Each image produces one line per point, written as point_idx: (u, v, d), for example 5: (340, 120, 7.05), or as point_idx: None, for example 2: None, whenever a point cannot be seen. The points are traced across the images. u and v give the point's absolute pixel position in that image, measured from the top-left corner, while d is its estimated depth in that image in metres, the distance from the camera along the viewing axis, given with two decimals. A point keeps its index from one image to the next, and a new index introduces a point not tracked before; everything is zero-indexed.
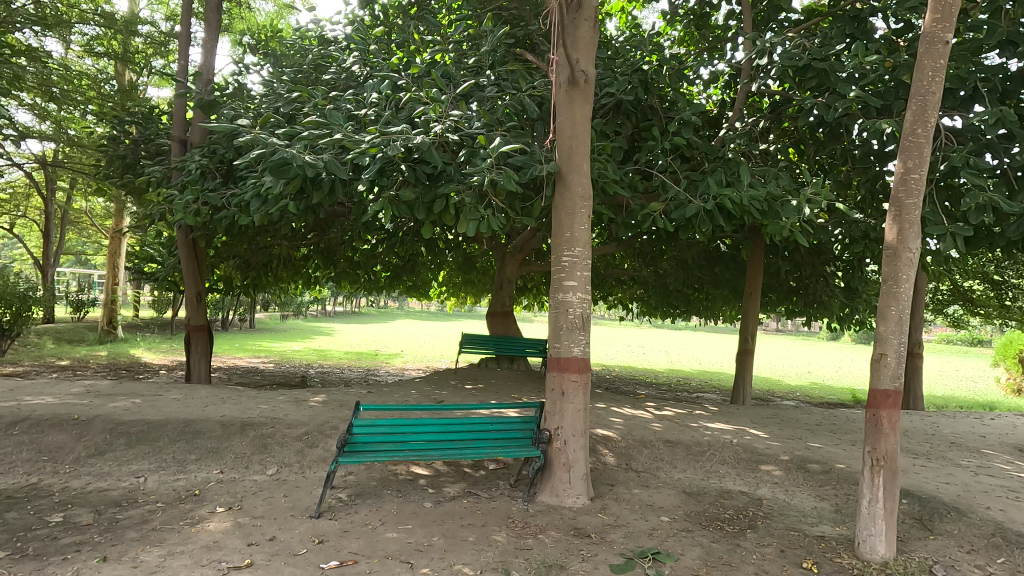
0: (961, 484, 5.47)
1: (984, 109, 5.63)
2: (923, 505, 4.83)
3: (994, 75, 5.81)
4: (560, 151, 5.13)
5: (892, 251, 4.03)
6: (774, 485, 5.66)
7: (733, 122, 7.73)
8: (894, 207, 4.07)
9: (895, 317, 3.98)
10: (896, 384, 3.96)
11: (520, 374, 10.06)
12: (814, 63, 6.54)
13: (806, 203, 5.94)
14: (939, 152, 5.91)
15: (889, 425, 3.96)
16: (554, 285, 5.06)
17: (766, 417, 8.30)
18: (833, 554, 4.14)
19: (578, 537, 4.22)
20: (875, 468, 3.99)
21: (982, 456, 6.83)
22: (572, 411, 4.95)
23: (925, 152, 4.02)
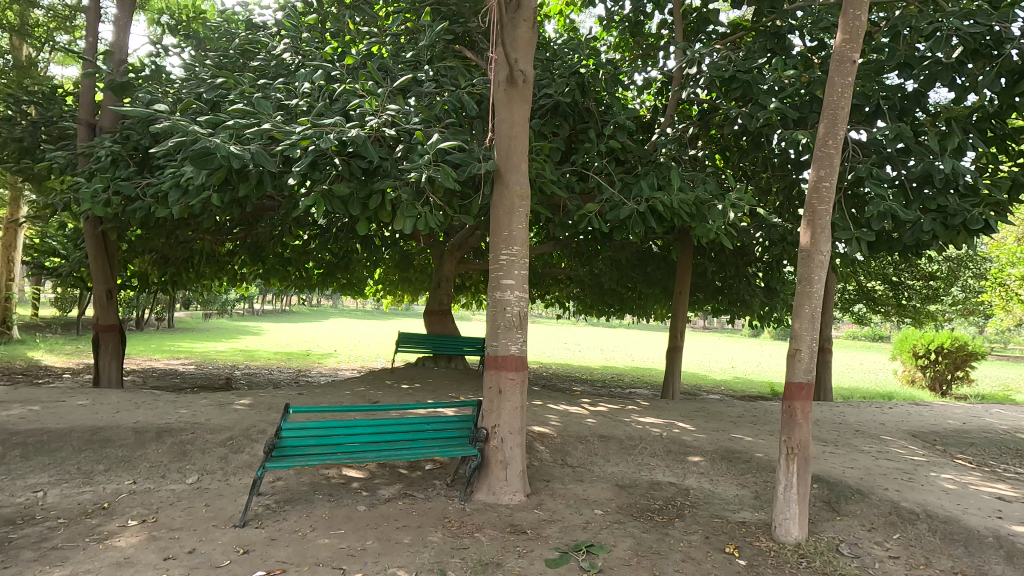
0: (863, 468, 5.97)
1: (885, 124, 6.13)
2: (832, 488, 5.23)
3: (894, 94, 6.39)
4: (498, 150, 5.15)
5: (805, 254, 4.33)
6: (700, 475, 5.94)
7: (665, 127, 7.99)
8: (807, 212, 4.38)
9: (808, 314, 4.28)
10: (808, 377, 4.25)
11: (457, 373, 10.00)
12: (739, 74, 6.88)
13: (731, 208, 6.38)
14: (847, 163, 6.41)
15: (803, 417, 4.25)
16: (492, 283, 5.06)
17: (694, 410, 8.70)
18: (753, 538, 4.40)
19: (514, 533, 4.25)
20: (789, 456, 4.27)
21: (881, 442, 7.48)
22: (509, 409, 4.98)
23: (835, 162, 4.34)
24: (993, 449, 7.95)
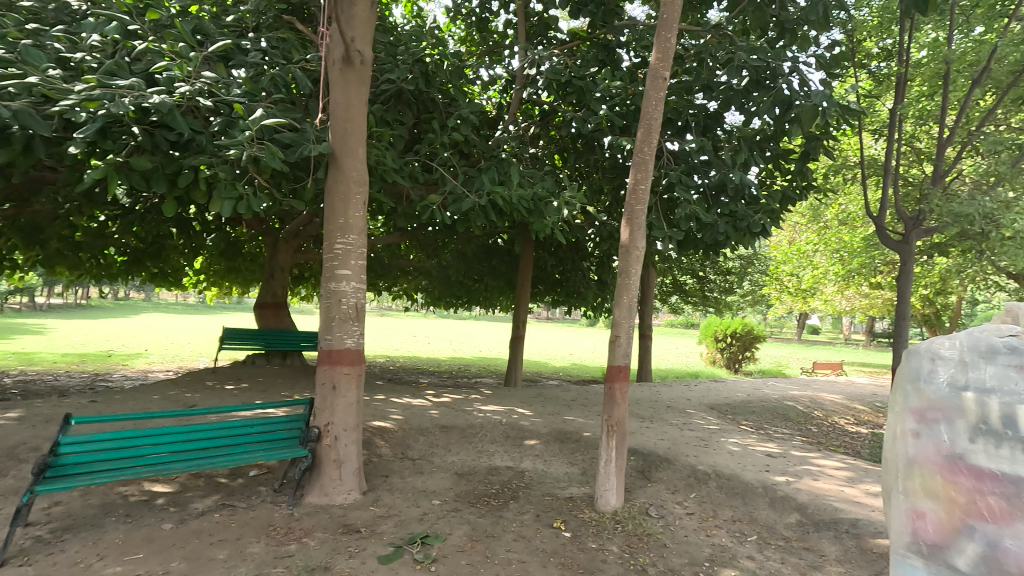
0: (671, 438, 6.80)
1: (692, 139, 7.02)
2: (645, 458, 5.88)
3: (700, 112, 7.34)
4: (333, 132, 4.86)
5: (625, 249, 4.78)
6: (535, 457, 6.28)
7: (508, 124, 8.21)
8: (627, 212, 4.84)
9: (627, 303, 4.75)
10: (625, 360, 4.71)
11: (293, 370, 9.33)
12: (574, 80, 7.35)
13: (565, 205, 6.78)
14: (662, 170, 7.20)
15: (621, 396, 4.69)
16: (327, 273, 4.78)
17: (533, 396, 9.18)
18: (577, 511, 4.77)
19: (346, 534, 4.08)
20: (610, 433, 4.70)
21: (686, 415, 8.61)
22: (344, 405, 4.76)
23: (650, 167, 4.85)
24: (768, 415, 9.60)
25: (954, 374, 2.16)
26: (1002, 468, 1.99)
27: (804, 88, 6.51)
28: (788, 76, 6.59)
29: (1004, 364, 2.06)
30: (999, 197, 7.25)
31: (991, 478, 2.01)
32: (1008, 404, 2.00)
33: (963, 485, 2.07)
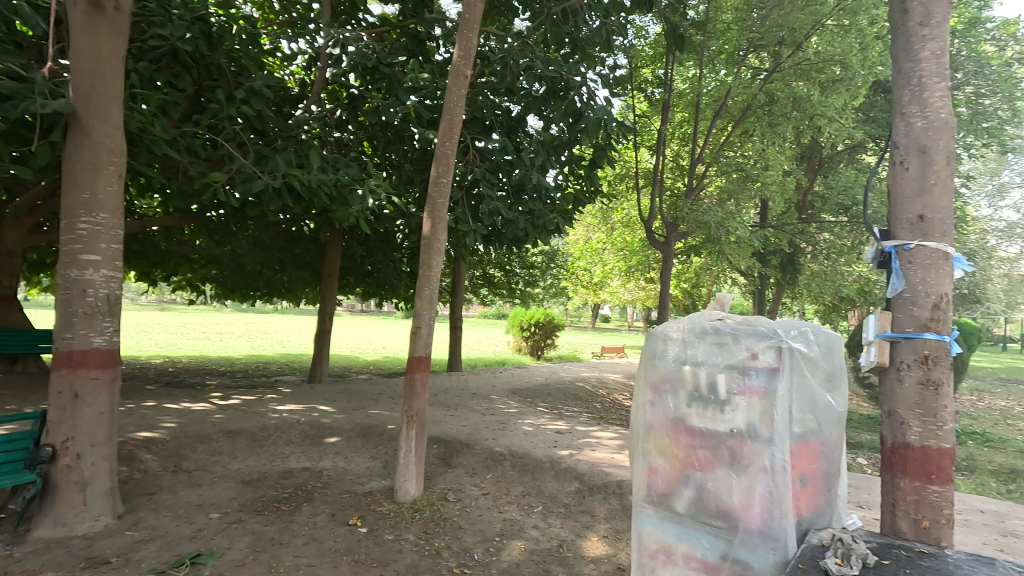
0: (473, 425, 7.09)
1: (496, 139, 7.30)
2: (446, 446, 6.07)
3: (503, 114, 7.67)
4: (73, 87, 4.00)
5: (427, 241, 4.87)
6: (335, 455, 6.03)
7: (309, 104, 7.42)
8: (429, 203, 4.91)
9: (428, 295, 4.84)
10: (426, 351, 4.81)
11: (26, 378, 7.55)
12: (381, 66, 7.11)
13: (369, 194, 6.40)
14: (468, 166, 7.31)
15: (421, 387, 4.77)
16: (64, 259, 3.94)
17: (337, 392, 8.79)
18: (376, 505, 4.71)
19: (90, 567, 3.45)
20: (410, 425, 4.74)
21: (489, 401, 9.07)
22: (90, 416, 3.97)
23: (452, 161, 4.98)
24: (561, 396, 10.59)
25: (678, 352, 2.57)
26: (706, 427, 2.45)
27: (590, 101, 7.21)
28: (578, 89, 7.25)
29: (710, 342, 2.48)
30: (728, 209, 8.91)
31: (699, 436, 2.46)
32: (711, 375, 2.44)
33: (681, 443, 2.52)
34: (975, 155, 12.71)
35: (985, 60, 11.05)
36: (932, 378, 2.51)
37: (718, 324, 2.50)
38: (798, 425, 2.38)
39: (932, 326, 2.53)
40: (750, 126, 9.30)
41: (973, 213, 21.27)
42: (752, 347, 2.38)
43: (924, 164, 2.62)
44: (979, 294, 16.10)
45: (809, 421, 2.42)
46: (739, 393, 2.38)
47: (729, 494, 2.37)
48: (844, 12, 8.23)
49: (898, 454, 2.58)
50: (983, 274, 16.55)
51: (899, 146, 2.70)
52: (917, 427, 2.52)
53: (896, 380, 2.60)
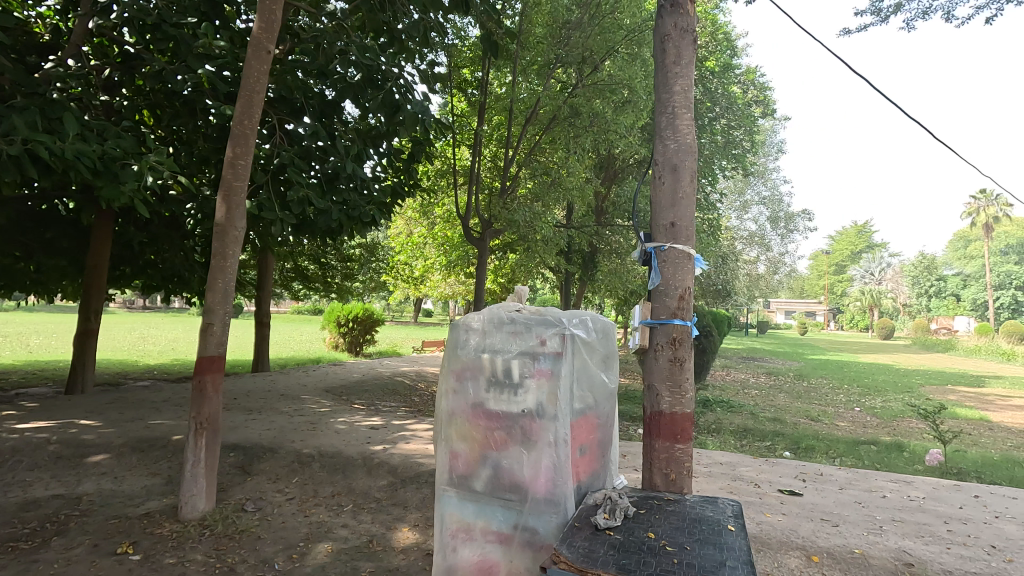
0: (278, 427, 6.66)
1: (308, 124, 6.78)
2: (246, 453, 5.67)
3: (315, 98, 7.18)
4: None
5: (221, 228, 4.51)
6: (101, 475, 5.21)
7: (64, 58, 6.15)
8: (224, 187, 4.52)
9: (222, 288, 4.52)
10: (219, 350, 4.50)
11: None
12: (164, 25, 6.05)
13: (148, 171, 5.48)
14: (274, 149, 6.66)
15: (213, 389, 4.45)
16: None
17: (107, 403, 7.54)
18: (154, 527, 4.31)
19: None
20: (199, 431, 4.40)
21: (299, 401, 8.58)
22: None
23: (251, 142, 4.63)
24: (379, 392, 10.43)
25: (479, 341, 2.73)
26: (501, 409, 2.65)
27: (408, 94, 7.12)
28: (396, 81, 7.13)
29: (506, 331, 2.68)
30: (537, 211, 9.59)
31: (495, 417, 2.66)
32: (506, 361, 2.65)
33: (480, 426, 2.69)
34: (727, 175, 15.55)
35: (733, 100, 13.45)
36: (679, 356, 3.06)
37: (514, 315, 2.71)
38: (578, 401, 2.70)
39: (679, 313, 3.08)
40: (556, 135, 10.14)
41: (726, 222, 26.00)
42: (541, 335, 2.63)
43: (676, 180, 3.16)
44: (729, 289, 19.78)
45: (586, 398, 2.77)
46: (530, 376, 2.62)
47: (521, 469, 2.60)
48: (632, 43, 9.41)
49: (654, 420, 3.10)
50: (732, 273, 20.37)
51: (659, 163, 3.22)
52: (668, 397, 3.05)
53: (653, 359, 3.12)
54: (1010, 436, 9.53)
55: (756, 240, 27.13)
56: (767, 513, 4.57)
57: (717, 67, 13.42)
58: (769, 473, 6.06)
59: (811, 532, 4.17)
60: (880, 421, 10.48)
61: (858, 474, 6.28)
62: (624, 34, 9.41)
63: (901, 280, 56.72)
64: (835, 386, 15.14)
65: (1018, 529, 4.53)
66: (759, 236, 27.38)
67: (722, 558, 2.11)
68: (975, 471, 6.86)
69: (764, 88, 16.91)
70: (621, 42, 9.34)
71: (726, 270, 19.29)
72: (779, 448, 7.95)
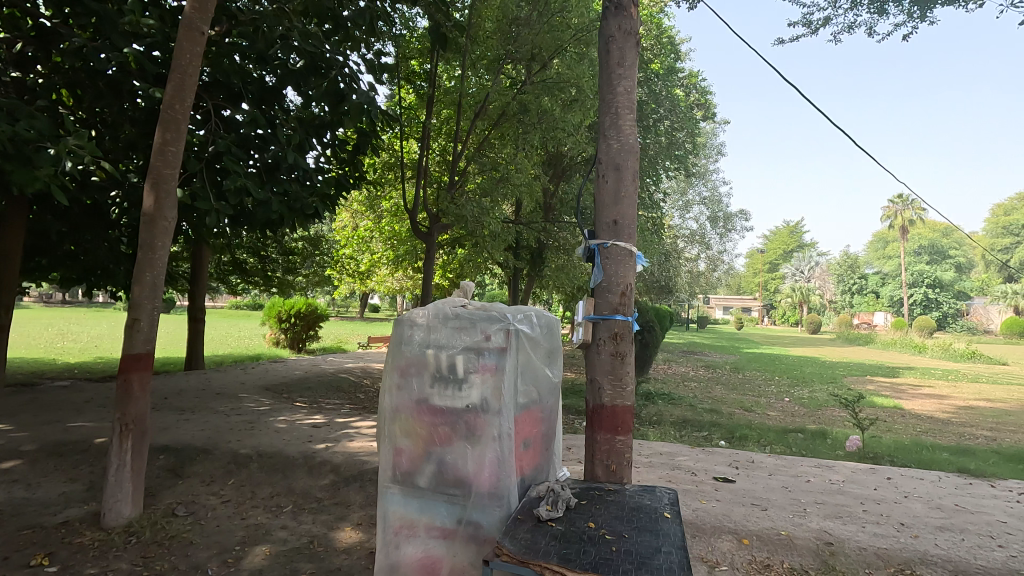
0: (213, 427, 6.38)
1: (246, 110, 6.48)
2: (177, 455, 5.41)
3: (253, 84, 6.86)
4: None
5: (149, 218, 4.25)
6: (13, 483, 4.84)
7: None
8: (152, 174, 4.27)
9: (150, 282, 4.28)
10: (146, 347, 4.26)
11: None
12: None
13: (65, 155, 5.07)
14: (209, 136, 6.32)
15: (139, 389, 4.21)
16: None
17: (19, 405, 6.99)
18: (73, 536, 4.04)
19: None
20: (123, 433, 4.15)
21: (236, 400, 8.23)
22: None
23: (183, 128, 4.39)
24: (322, 389, 10.15)
25: (424, 337, 2.71)
26: (445, 404, 2.64)
27: (353, 84, 6.93)
28: (341, 70, 6.92)
29: (451, 326, 2.68)
30: (485, 206, 9.58)
31: (439, 413, 2.65)
32: (451, 356, 2.65)
33: (424, 422, 2.67)
34: (671, 176, 16.04)
35: (676, 102, 13.87)
36: (620, 351, 3.14)
37: (459, 311, 2.71)
38: (522, 396, 2.74)
39: (620, 309, 3.18)
40: (505, 131, 10.14)
41: (669, 221, 26.82)
42: (486, 330, 2.64)
43: (619, 179, 3.25)
44: (671, 285, 20.46)
45: (531, 392, 2.80)
46: (474, 371, 2.62)
47: (465, 463, 2.60)
48: (580, 42, 9.51)
49: (596, 413, 3.18)
50: (674, 270, 21.07)
51: (602, 162, 3.29)
52: (609, 390, 3.13)
53: (595, 353, 3.19)
54: (919, 422, 10.38)
55: (697, 238, 28.14)
56: (702, 500, 4.78)
57: (662, 70, 13.80)
58: (705, 462, 6.33)
59: (742, 516, 4.40)
60: (807, 411, 11.15)
61: (785, 461, 6.67)
62: (572, 33, 9.48)
63: (828, 278, 60.39)
64: (767, 378, 15.98)
65: (923, 507, 4.95)
66: (699, 234, 28.42)
67: (658, 544, 2.20)
68: (889, 455, 7.42)
69: (704, 93, 17.53)
70: (569, 41, 9.42)
71: (668, 267, 19.93)
72: (715, 438, 8.31)
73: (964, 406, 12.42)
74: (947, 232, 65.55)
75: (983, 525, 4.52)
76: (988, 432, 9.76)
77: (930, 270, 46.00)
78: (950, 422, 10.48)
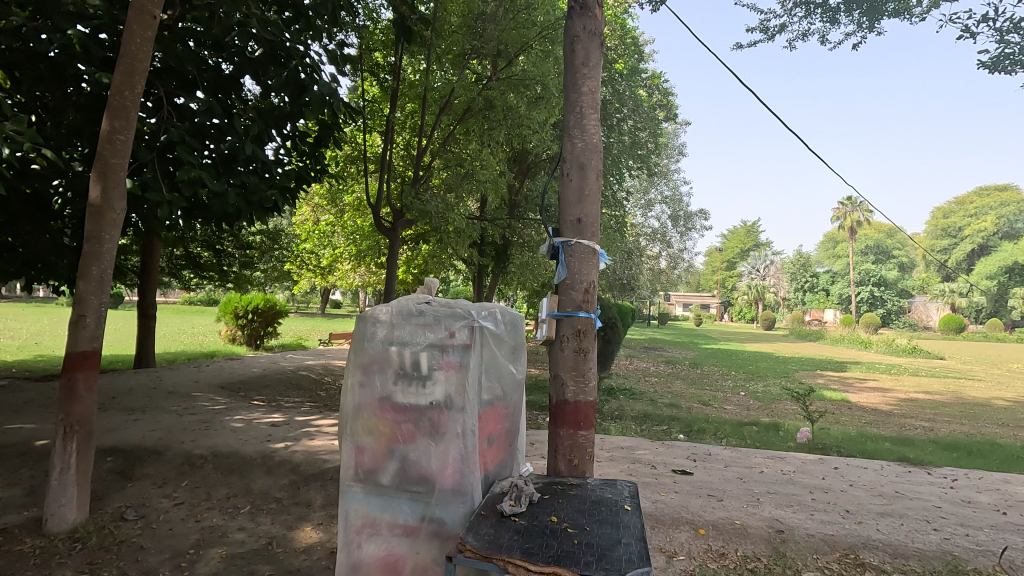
0: (165, 428, 6.13)
1: (201, 99, 6.25)
2: (127, 458, 5.19)
3: (207, 72, 6.58)
4: None
5: (96, 210, 4.05)
6: None
7: None
8: (99, 164, 4.06)
9: (96, 276, 4.08)
10: (93, 345, 4.07)
11: None
12: None
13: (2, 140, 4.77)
14: (162, 125, 6.08)
15: (85, 389, 4.02)
16: None
17: None
18: (12, 544, 3.84)
19: None
20: (67, 435, 3.95)
21: (190, 399, 7.94)
22: None
23: (133, 116, 4.20)
24: (281, 387, 9.90)
25: (387, 334, 2.68)
26: (409, 402, 2.62)
27: (314, 74, 6.76)
28: (301, 60, 6.76)
29: (415, 324, 2.66)
30: (449, 202, 9.53)
31: (403, 410, 2.63)
32: (414, 354, 2.63)
33: (387, 420, 2.64)
34: (633, 175, 16.29)
35: (639, 102, 14.09)
36: (583, 347, 3.19)
37: (422, 307, 2.69)
38: (486, 392, 2.75)
39: (584, 306, 3.22)
40: (469, 127, 10.10)
41: (632, 219, 27.17)
42: (450, 327, 2.63)
43: (582, 178, 3.28)
44: (633, 283, 20.79)
45: (495, 389, 2.82)
46: (439, 368, 2.61)
47: (428, 461, 2.59)
48: (546, 40, 9.54)
49: (559, 409, 3.22)
50: (636, 268, 21.45)
51: (566, 161, 3.32)
52: (572, 387, 3.17)
53: (559, 350, 3.23)
54: (864, 414, 10.90)
55: (659, 236, 28.64)
56: (662, 492, 4.90)
57: (626, 70, 13.95)
58: (664, 455, 6.49)
59: (699, 507, 4.54)
60: (762, 404, 11.56)
61: (740, 453, 6.90)
62: (538, 30, 9.49)
63: (781, 276, 62.62)
64: (724, 373, 16.47)
65: (867, 494, 5.22)
66: (660, 233, 28.93)
67: (618, 536, 2.25)
68: (836, 446, 7.78)
69: (667, 94, 17.83)
70: (535, 38, 9.43)
71: (630, 264, 20.27)
72: (674, 432, 8.52)
73: (905, 399, 13.13)
74: (891, 233, 68.87)
75: (921, 510, 4.80)
76: (926, 423, 10.35)
77: (875, 269, 48.35)
78: (891, 413, 11.06)
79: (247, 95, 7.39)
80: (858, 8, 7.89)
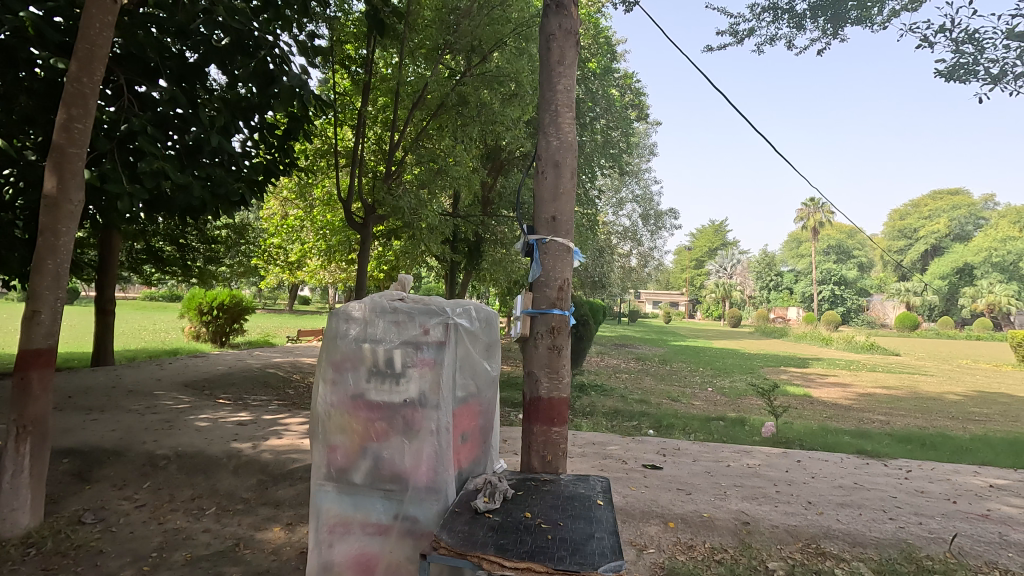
0: (125, 428, 5.93)
1: (164, 89, 6.03)
2: (85, 459, 5.01)
3: (170, 59, 6.34)
4: None
5: (51, 202, 3.88)
6: None
7: None
8: (54, 154, 3.88)
9: (52, 271, 3.90)
10: (48, 342, 3.90)
11: None
12: None
13: None
14: (122, 114, 5.85)
15: (39, 388, 3.85)
16: None
17: None
18: None
19: None
20: (20, 436, 3.79)
21: (152, 398, 7.70)
22: None
23: (92, 104, 4.04)
24: (248, 385, 9.68)
25: (360, 332, 2.64)
26: (383, 399, 2.60)
27: (284, 65, 6.61)
28: (270, 50, 6.62)
29: (389, 321, 2.63)
30: (421, 197, 9.44)
31: (376, 408, 2.60)
32: (388, 351, 2.60)
33: (360, 418, 2.61)
34: (606, 174, 16.46)
35: (612, 102, 14.25)
36: (557, 344, 3.21)
37: (397, 304, 2.66)
38: (460, 389, 2.75)
39: (558, 303, 3.24)
40: (443, 122, 10.00)
41: (604, 218, 27.52)
42: (425, 324, 2.62)
43: (557, 176, 3.30)
44: (605, 280, 21.02)
45: (469, 386, 2.81)
46: (413, 366, 2.59)
47: (400, 459, 2.57)
48: (520, 37, 9.52)
49: (533, 406, 3.23)
50: (608, 266, 21.76)
51: (541, 160, 3.33)
52: (546, 383, 3.19)
53: (533, 347, 3.25)
54: (824, 408, 11.30)
55: (630, 235, 29.10)
56: (632, 487, 4.99)
57: (598, 69, 14.06)
58: (635, 450, 6.60)
59: (669, 501, 4.62)
60: (728, 399, 11.86)
61: (707, 447, 7.08)
62: (513, 27, 9.48)
63: (747, 275, 64.33)
64: (692, 369, 16.85)
65: (827, 486, 5.41)
66: (631, 231, 29.37)
67: (591, 530, 2.28)
68: (798, 439, 8.04)
69: (639, 94, 18.07)
70: (509, 35, 9.39)
71: (601, 262, 20.52)
72: (644, 427, 8.66)
73: (863, 393, 13.67)
74: (852, 233, 71.42)
75: (878, 500, 5.00)
76: (883, 416, 10.78)
77: (837, 268, 50.02)
78: (850, 408, 11.50)
79: (213, 84, 7.16)
80: (822, 15, 8.14)
